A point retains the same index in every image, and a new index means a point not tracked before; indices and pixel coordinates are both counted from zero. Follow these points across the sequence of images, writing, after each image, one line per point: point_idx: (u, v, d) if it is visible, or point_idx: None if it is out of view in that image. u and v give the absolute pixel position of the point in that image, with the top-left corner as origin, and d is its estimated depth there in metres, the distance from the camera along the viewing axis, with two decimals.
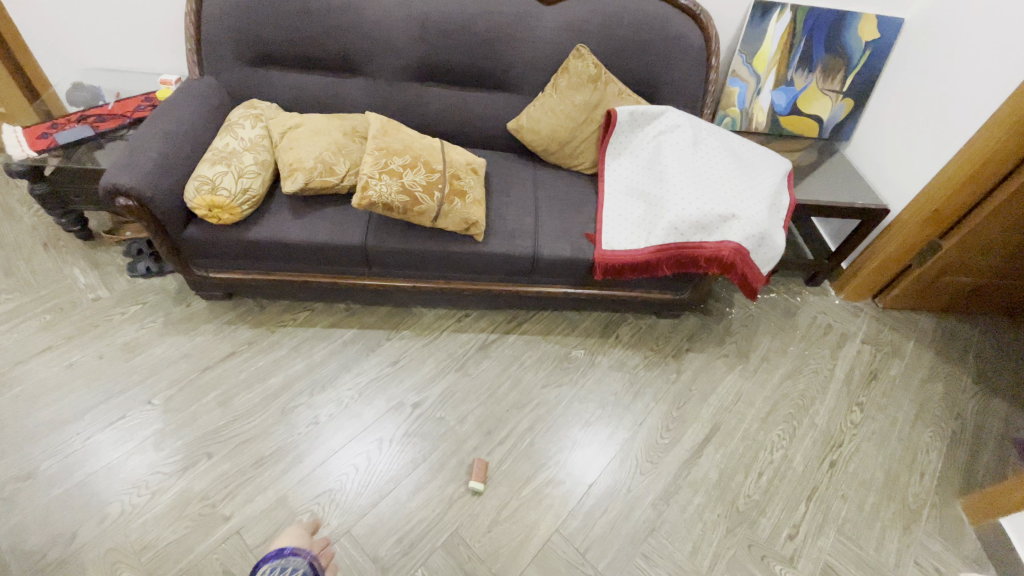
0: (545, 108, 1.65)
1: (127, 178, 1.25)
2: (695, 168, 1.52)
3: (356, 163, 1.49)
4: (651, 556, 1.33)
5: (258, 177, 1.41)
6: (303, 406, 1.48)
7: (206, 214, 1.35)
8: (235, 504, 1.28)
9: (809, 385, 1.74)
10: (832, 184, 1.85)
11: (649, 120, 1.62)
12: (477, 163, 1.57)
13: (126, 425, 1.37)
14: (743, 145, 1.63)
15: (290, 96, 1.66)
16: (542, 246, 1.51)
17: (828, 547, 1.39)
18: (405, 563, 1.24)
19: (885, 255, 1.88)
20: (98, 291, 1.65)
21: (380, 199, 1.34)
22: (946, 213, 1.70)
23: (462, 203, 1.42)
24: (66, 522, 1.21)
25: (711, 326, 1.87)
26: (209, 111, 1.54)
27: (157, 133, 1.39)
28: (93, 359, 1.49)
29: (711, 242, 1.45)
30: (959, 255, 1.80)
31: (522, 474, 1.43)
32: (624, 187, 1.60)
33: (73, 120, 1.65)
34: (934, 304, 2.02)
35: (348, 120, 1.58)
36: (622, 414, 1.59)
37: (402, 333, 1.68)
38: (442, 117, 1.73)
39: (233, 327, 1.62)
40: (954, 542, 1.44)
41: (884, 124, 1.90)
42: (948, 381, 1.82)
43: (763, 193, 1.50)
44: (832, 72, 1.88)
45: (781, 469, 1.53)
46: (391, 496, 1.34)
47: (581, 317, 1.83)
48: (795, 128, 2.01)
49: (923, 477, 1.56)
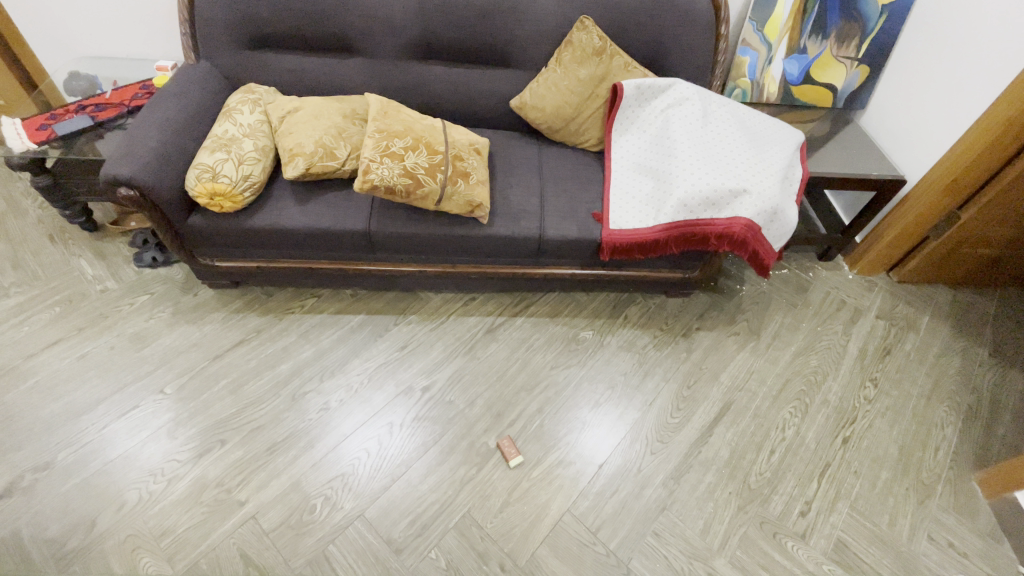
0: (549, 84, 1.60)
1: (127, 168, 1.24)
2: (705, 142, 1.48)
3: (356, 147, 1.46)
4: (662, 534, 1.33)
5: (259, 163, 1.39)
6: (314, 392, 1.48)
7: (208, 202, 1.34)
8: (249, 489, 1.30)
9: (822, 362, 1.72)
10: (847, 155, 1.79)
11: (657, 94, 1.57)
12: (479, 144, 1.54)
13: (139, 415, 1.39)
14: (754, 117, 1.58)
15: (288, 79, 1.63)
16: (548, 227, 1.48)
17: (841, 523, 1.39)
18: (419, 544, 1.26)
19: (901, 228, 1.83)
20: (106, 282, 1.65)
21: (382, 183, 1.32)
22: (964, 184, 1.65)
23: (465, 185, 1.40)
24: (86, 510, 1.24)
25: (722, 304, 1.84)
26: (207, 97, 1.52)
27: (156, 121, 1.37)
28: (104, 350, 1.50)
29: (721, 219, 1.41)
30: (977, 226, 1.75)
31: (532, 456, 1.43)
32: (632, 164, 1.56)
33: (72, 110, 1.64)
34: (950, 277, 1.97)
35: (347, 102, 1.55)
36: (632, 395, 1.58)
37: (410, 318, 1.68)
38: (443, 96, 1.68)
39: (241, 315, 1.62)
40: (968, 516, 1.43)
41: (901, 91, 1.83)
42: (964, 355, 1.79)
43: (775, 166, 1.45)
44: (847, 38, 1.79)
45: (793, 446, 1.52)
46: (403, 479, 1.35)
47: (589, 298, 1.81)
48: (808, 97, 1.94)
49: (938, 453, 1.54)
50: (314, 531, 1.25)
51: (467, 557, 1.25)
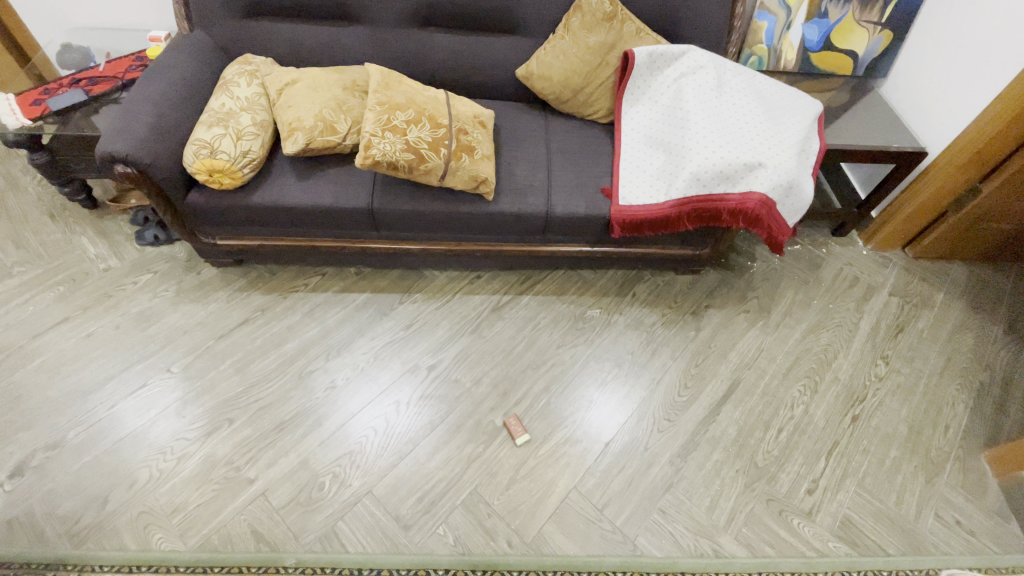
0: (556, 52, 1.53)
1: (122, 144, 1.20)
2: (719, 113, 1.42)
3: (357, 120, 1.42)
4: (669, 511, 1.34)
5: (258, 139, 1.35)
6: (320, 370, 1.48)
7: (207, 179, 1.30)
8: (258, 467, 1.31)
9: (833, 339, 1.69)
10: (867, 126, 1.72)
11: (669, 61, 1.50)
12: (484, 116, 1.48)
13: (147, 393, 1.39)
14: (771, 86, 1.51)
15: (285, 49, 1.57)
16: (555, 203, 1.44)
17: (848, 501, 1.39)
18: (426, 521, 1.27)
19: (919, 202, 1.77)
20: (109, 261, 1.64)
21: (384, 158, 1.28)
22: (987, 157, 1.58)
23: (470, 160, 1.35)
24: (98, 487, 1.25)
25: (732, 281, 1.81)
26: (203, 68, 1.47)
27: (151, 95, 1.32)
28: (109, 329, 1.49)
29: (734, 194, 1.36)
30: (999, 201, 1.69)
31: (538, 434, 1.43)
32: (643, 136, 1.50)
33: (65, 84, 1.59)
34: (967, 252, 1.92)
35: (347, 73, 1.50)
36: (639, 372, 1.57)
37: (415, 297, 1.66)
38: (445, 66, 1.62)
39: (245, 293, 1.61)
40: (976, 494, 1.42)
41: (925, 58, 1.73)
42: (979, 332, 1.75)
43: (792, 138, 1.40)
44: (871, 2, 1.69)
45: (801, 424, 1.51)
46: (410, 457, 1.36)
47: (596, 275, 1.78)
48: (827, 65, 1.85)
49: (948, 431, 1.52)
50: (322, 508, 1.27)
51: (475, 534, 1.26)
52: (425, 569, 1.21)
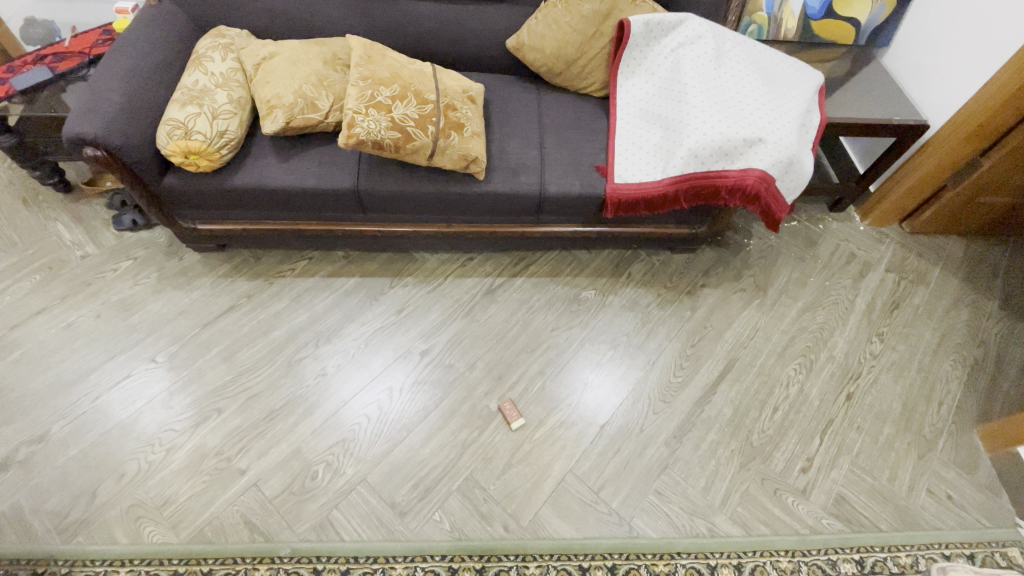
0: (548, 21, 1.46)
1: (91, 126, 1.13)
2: (718, 85, 1.36)
3: (340, 97, 1.35)
4: (664, 492, 1.34)
5: (235, 118, 1.28)
6: (310, 357, 1.45)
7: (183, 161, 1.24)
8: (250, 457, 1.29)
9: (829, 317, 1.68)
10: (869, 97, 1.67)
11: (666, 31, 1.44)
12: (474, 91, 1.42)
13: (132, 384, 1.36)
14: (771, 56, 1.45)
15: (260, 19, 1.48)
16: (549, 181, 1.39)
17: (842, 478, 1.39)
18: (423, 507, 1.27)
19: (918, 177, 1.73)
20: (86, 248, 1.58)
21: (369, 137, 1.22)
22: (991, 130, 1.53)
23: (459, 137, 1.30)
24: (85, 482, 1.23)
25: (728, 259, 1.78)
26: (174, 41, 1.38)
27: (118, 72, 1.24)
28: (90, 319, 1.45)
29: (733, 170, 1.32)
30: (1000, 174, 1.65)
31: (534, 418, 1.42)
32: (639, 110, 1.45)
33: (30, 61, 1.51)
34: (965, 226, 1.89)
35: (328, 46, 1.42)
36: (635, 354, 1.56)
37: (405, 281, 1.62)
38: (432, 37, 1.54)
39: (230, 279, 1.56)
40: (968, 470, 1.43)
41: (931, 25, 1.66)
42: (974, 307, 1.74)
43: (793, 112, 1.35)
44: None
45: (797, 404, 1.50)
46: (405, 443, 1.34)
47: (591, 255, 1.74)
48: (829, 34, 1.77)
49: (941, 408, 1.53)
50: (317, 497, 1.26)
51: (471, 519, 1.26)
52: (422, 555, 1.21)
